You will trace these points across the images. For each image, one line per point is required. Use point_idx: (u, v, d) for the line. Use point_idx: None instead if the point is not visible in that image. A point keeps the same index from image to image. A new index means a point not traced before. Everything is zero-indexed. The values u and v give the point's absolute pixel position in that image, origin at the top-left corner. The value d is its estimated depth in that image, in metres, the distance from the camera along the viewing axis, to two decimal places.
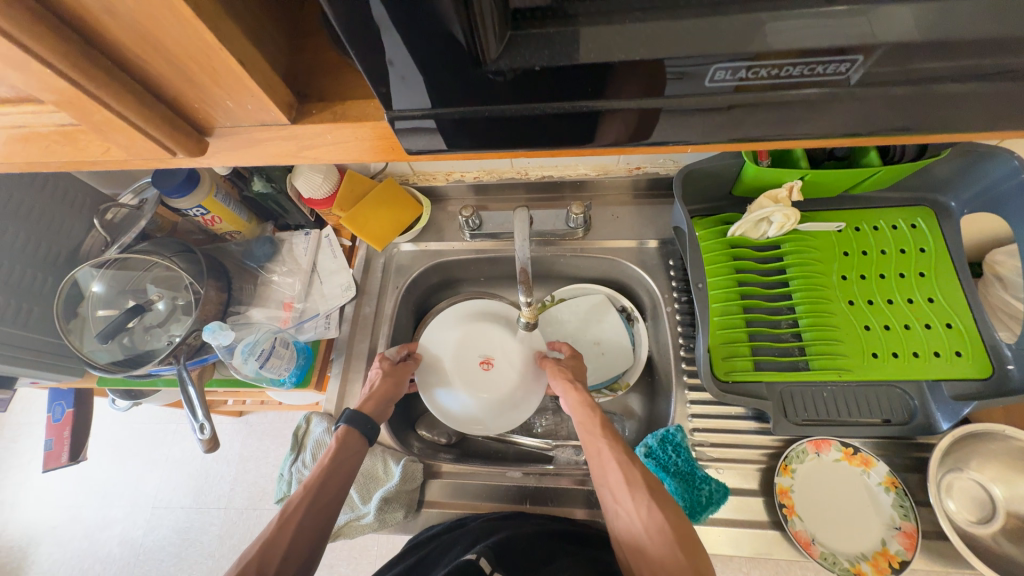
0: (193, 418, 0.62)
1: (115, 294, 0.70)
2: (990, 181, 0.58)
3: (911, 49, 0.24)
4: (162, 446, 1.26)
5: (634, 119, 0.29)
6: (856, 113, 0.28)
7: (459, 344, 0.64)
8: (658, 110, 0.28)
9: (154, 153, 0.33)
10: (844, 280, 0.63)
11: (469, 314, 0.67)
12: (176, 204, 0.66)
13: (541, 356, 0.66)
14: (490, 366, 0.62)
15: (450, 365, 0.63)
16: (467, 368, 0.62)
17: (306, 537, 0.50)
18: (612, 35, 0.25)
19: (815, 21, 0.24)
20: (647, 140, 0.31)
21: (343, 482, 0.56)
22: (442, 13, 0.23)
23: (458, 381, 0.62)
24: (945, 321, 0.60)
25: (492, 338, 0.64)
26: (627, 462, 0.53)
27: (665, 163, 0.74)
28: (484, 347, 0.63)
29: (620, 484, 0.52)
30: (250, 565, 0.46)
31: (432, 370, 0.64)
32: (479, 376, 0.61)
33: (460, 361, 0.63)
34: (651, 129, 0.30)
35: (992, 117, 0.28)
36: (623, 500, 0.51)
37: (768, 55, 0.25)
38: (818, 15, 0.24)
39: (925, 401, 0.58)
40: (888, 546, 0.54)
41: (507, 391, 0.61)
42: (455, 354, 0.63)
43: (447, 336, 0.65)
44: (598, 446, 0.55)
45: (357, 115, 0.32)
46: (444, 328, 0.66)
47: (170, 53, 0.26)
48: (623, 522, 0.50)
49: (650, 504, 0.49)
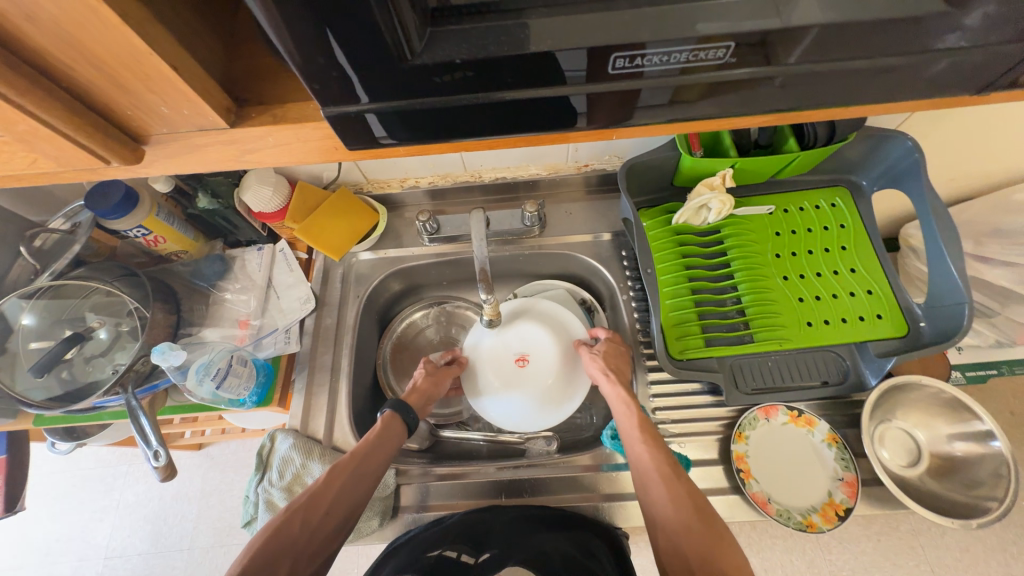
0: (146, 446, 0.59)
1: (50, 325, 0.65)
2: (891, 160, 0.65)
3: (814, 32, 0.28)
4: (112, 491, 1.17)
5: (583, 104, 0.32)
6: (759, 96, 0.32)
7: (494, 348, 0.65)
8: (641, 89, 0.31)
9: (84, 163, 0.32)
10: (778, 257, 0.69)
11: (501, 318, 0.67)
12: (113, 225, 0.63)
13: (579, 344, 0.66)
14: (527, 362, 0.63)
15: (490, 371, 0.64)
16: (506, 370, 0.63)
17: (348, 497, 0.53)
18: (518, 29, 0.27)
19: (704, 15, 0.27)
20: (630, 121, 0.34)
21: (384, 457, 0.58)
22: (366, 9, 0.24)
23: (502, 383, 0.63)
24: (865, 287, 0.66)
25: (523, 336, 0.65)
26: (670, 471, 0.52)
27: (610, 160, 0.78)
28: (519, 345, 0.65)
29: (658, 488, 0.52)
30: (293, 516, 0.50)
31: (476, 376, 0.65)
32: (520, 373, 0.63)
33: (500, 363, 0.64)
34: (636, 106, 0.33)
35: (867, 96, 0.32)
36: (661, 505, 0.50)
37: (662, 43, 0.28)
38: (706, 9, 0.27)
39: (856, 361, 0.63)
40: (834, 496, 0.59)
41: (549, 384, 0.62)
42: (491, 358, 0.65)
43: (482, 343, 0.66)
44: (639, 447, 0.55)
45: (297, 116, 0.33)
46: (482, 334, 0.67)
47: (96, 59, 0.26)
48: (658, 523, 0.50)
49: (687, 509, 0.49)
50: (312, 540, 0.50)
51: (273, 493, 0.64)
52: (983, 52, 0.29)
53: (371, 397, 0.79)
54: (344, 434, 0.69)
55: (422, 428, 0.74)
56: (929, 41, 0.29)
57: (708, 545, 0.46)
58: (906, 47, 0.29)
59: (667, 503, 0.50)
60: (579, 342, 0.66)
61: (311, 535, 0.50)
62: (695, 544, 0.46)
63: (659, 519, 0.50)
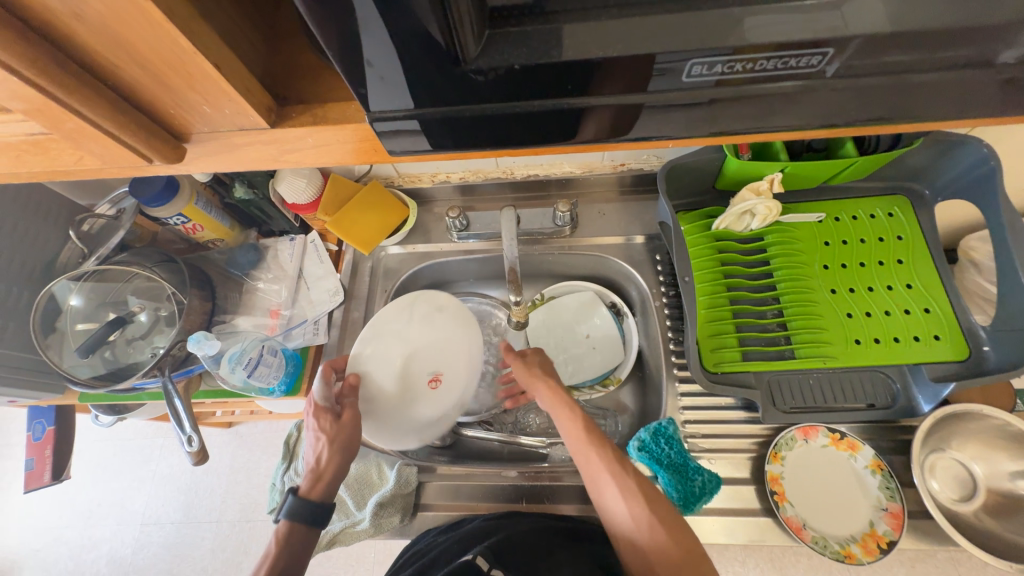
0: (181, 430, 0.61)
1: (95, 307, 0.68)
2: (960, 169, 0.60)
3: (902, 36, 0.25)
4: (148, 462, 1.23)
5: (619, 114, 0.30)
6: (827, 104, 0.29)
7: (405, 355, 0.56)
8: (639, 105, 0.29)
9: (129, 161, 0.33)
10: (826, 269, 0.65)
11: (424, 320, 0.59)
12: (155, 213, 0.64)
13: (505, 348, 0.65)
14: (439, 383, 0.56)
15: (394, 381, 0.55)
16: (415, 384, 0.55)
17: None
18: (587, 32, 0.26)
19: (786, 17, 0.25)
20: (627, 136, 0.32)
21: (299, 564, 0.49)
22: (419, 12, 0.23)
23: (396, 395, 0.54)
24: (923, 305, 0.61)
25: (441, 348, 0.58)
26: (619, 470, 0.52)
27: (648, 159, 0.75)
28: (439, 364, 0.57)
29: (613, 491, 0.51)
30: None
31: (368, 373, 0.56)
32: (423, 394, 0.55)
33: (407, 373, 0.55)
34: (630, 126, 0.31)
35: (953, 106, 0.29)
36: (620, 516, 0.51)
37: (746, 49, 0.26)
38: (788, 11, 0.25)
39: (907, 384, 0.59)
40: (876, 527, 0.55)
41: (454, 408, 0.58)
42: (400, 362, 0.56)
43: (390, 348, 0.56)
44: (585, 457, 0.54)
45: (338, 117, 0.32)
46: (393, 328, 0.57)
47: (142, 58, 0.26)
48: (620, 530, 0.51)
49: (644, 514, 0.50)
50: None
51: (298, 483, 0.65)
52: None
53: None
54: None
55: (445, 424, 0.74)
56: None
57: (672, 551, 0.47)
58: (1007, 50, 0.26)
59: (626, 512, 0.50)
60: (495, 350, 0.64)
61: None
62: (660, 554, 0.47)
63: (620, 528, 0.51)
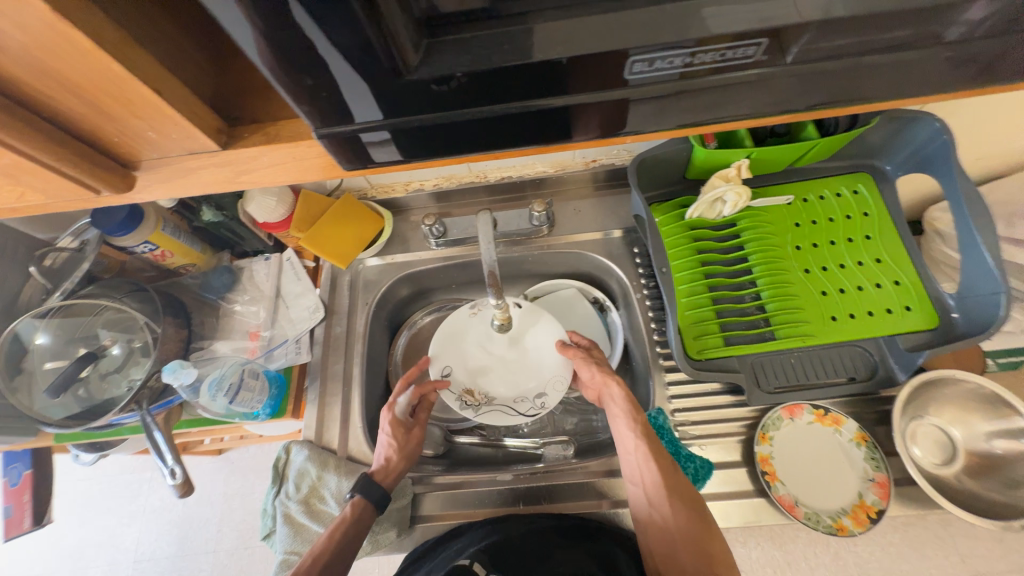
0: (163, 463, 0.59)
1: (63, 344, 0.65)
2: (917, 143, 0.62)
3: (841, 24, 0.26)
4: (137, 497, 1.19)
5: (609, 109, 0.30)
6: (773, 92, 0.30)
7: (489, 385, 0.66)
8: (625, 98, 0.29)
9: (77, 192, 0.32)
10: (798, 250, 0.66)
11: (552, 386, 0.65)
12: (119, 242, 0.62)
13: (565, 346, 0.65)
14: (490, 366, 0.67)
15: (461, 372, 0.67)
16: (473, 369, 0.67)
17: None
18: (524, 36, 0.26)
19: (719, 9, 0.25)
20: (623, 131, 0.33)
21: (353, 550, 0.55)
22: (353, 26, 0.23)
23: (469, 362, 0.68)
24: (892, 278, 0.63)
25: (508, 380, 0.66)
26: (668, 467, 0.54)
27: (618, 154, 0.75)
28: (485, 407, 0.65)
29: (658, 487, 0.53)
30: None
31: (498, 338, 0.68)
32: (462, 380, 0.67)
33: (497, 369, 0.67)
34: (625, 120, 0.32)
35: (899, 87, 0.30)
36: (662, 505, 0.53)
37: (715, 39, 0.26)
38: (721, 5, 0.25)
39: (884, 356, 0.61)
40: (865, 498, 0.57)
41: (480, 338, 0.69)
42: (517, 369, 0.67)
43: (483, 377, 0.67)
44: (633, 447, 0.56)
45: (291, 134, 0.31)
46: (547, 356, 0.66)
47: (76, 87, 0.25)
48: (654, 522, 0.53)
49: (685, 509, 0.52)
50: None
51: (290, 506, 0.63)
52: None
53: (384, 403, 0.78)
54: (358, 444, 0.69)
55: (436, 433, 0.74)
56: (973, 23, 0.26)
57: (704, 546, 0.50)
58: (942, 28, 0.27)
59: (670, 505, 0.52)
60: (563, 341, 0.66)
61: None
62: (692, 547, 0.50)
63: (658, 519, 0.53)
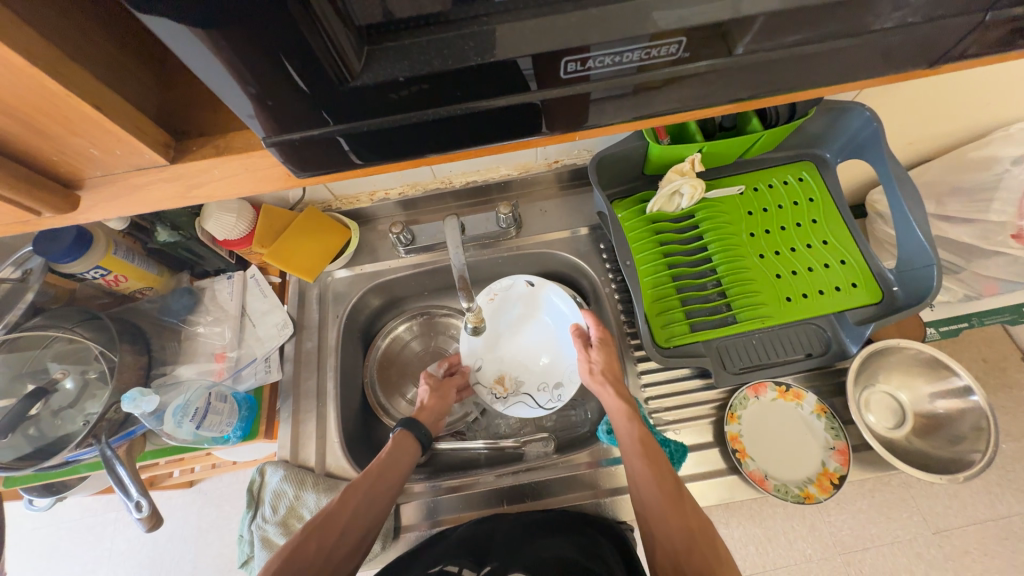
0: (128, 497, 0.56)
1: (8, 382, 0.61)
2: (851, 131, 0.66)
3: (760, 21, 0.28)
4: (101, 540, 1.12)
5: (570, 105, 0.32)
6: (712, 85, 0.32)
7: (513, 374, 0.72)
8: (584, 93, 0.31)
9: (15, 215, 0.30)
10: (752, 237, 0.70)
11: (570, 375, 0.70)
12: (67, 269, 0.59)
13: (580, 334, 0.69)
14: (513, 357, 0.73)
15: (488, 362, 0.73)
16: (499, 359, 0.73)
17: (362, 519, 0.54)
18: (464, 40, 0.26)
19: (653, 8, 0.27)
20: (585, 124, 0.34)
21: (398, 475, 0.59)
22: (291, 34, 0.23)
23: (497, 352, 0.73)
24: (838, 258, 0.68)
25: (530, 369, 0.72)
26: (670, 488, 0.52)
27: (579, 154, 0.78)
28: (512, 397, 0.70)
29: (659, 508, 0.51)
30: (309, 537, 0.51)
31: (518, 326, 0.75)
32: (491, 371, 0.72)
33: (522, 360, 0.73)
34: (587, 114, 0.33)
35: (820, 76, 0.33)
36: (653, 509, 0.51)
37: (668, 34, 0.28)
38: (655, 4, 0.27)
39: (836, 330, 0.65)
40: (827, 466, 0.60)
41: (501, 326, 0.74)
42: (537, 357, 0.73)
43: (507, 366, 0.73)
44: (632, 460, 0.55)
45: (242, 146, 0.31)
46: (567, 343, 0.72)
47: (9, 106, 0.24)
48: (655, 543, 0.50)
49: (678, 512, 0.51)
50: (331, 556, 0.51)
51: (268, 528, 0.61)
52: (933, 25, 0.30)
53: (361, 417, 0.77)
54: (336, 459, 0.68)
55: None
56: (876, 17, 0.29)
57: (699, 551, 0.48)
58: (853, 22, 0.29)
59: (662, 509, 0.51)
60: (579, 327, 0.70)
61: (331, 551, 0.51)
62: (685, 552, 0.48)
63: (651, 523, 0.51)
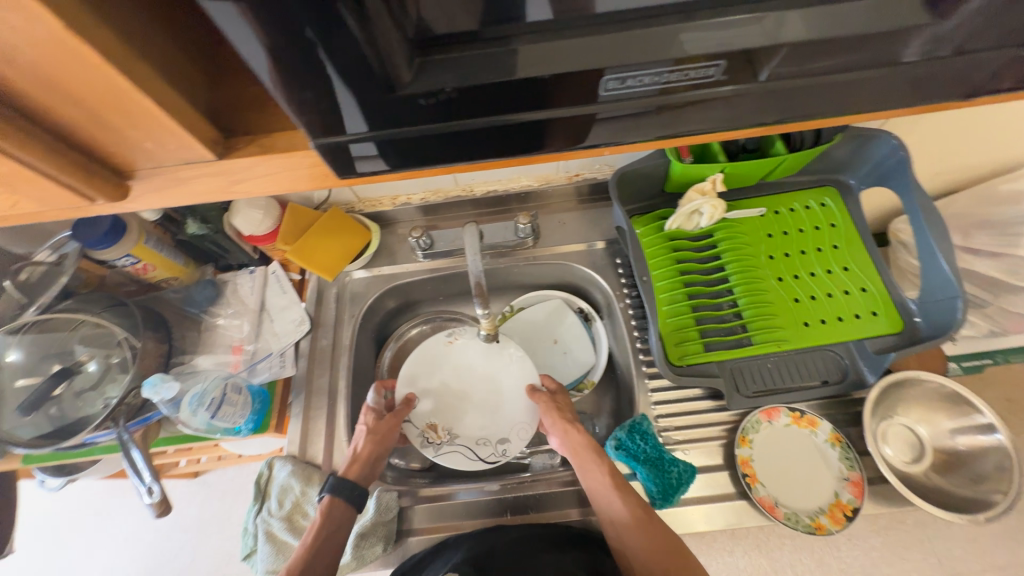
0: (139, 482, 0.57)
1: (36, 361, 0.63)
2: (876, 159, 0.66)
3: (787, 48, 0.28)
4: (106, 525, 1.14)
5: (573, 124, 0.32)
6: (740, 109, 0.33)
7: (449, 420, 0.66)
8: (592, 114, 0.31)
9: (70, 201, 0.32)
10: (771, 259, 0.69)
11: (516, 433, 0.65)
12: (100, 255, 0.61)
13: (532, 388, 0.66)
14: (453, 402, 0.67)
15: (425, 404, 0.67)
16: (438, 403, 0.67)
17: None
18: (510, 54, 0.27)
19: (701, 30, 0.27)
20: (583, 143, 0.34)
21: (330, 555, 0.55)
22: (352, 42, 0.24)
23: (442, 396, 0.67)
24: (859, 285, 0.67)
25: (468, 419, 0.66)
26: (644, 520, 0.54)
27: (600, 169, 0.78)
28: (445, 446, 0.65)
29: (638, 540, 0.53)
30: None
31: (464, 369, 0.68)
32: (427, 415, 0.66)
33: (462, 407, 0.67)
34: (585, 135, 0.34)
35: (851, 104, 0.33)
36: (636, 549, 0.53)
37: (693, 59, 0.28)
38: (703, 25, 0.27)
39: (854, 359, 0.63)
40: (840, 497, 0.59)
41: (447, 367, 0.68)
42: (482, 407, 0.67)
43: (445, 411, 0.66)
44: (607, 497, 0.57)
45: (285, 146, 0.32)
46: (517, 397, 0.67)
47: (77, 98, 0.26)
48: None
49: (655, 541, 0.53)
50: None
51: (273, 523, 0.63)
52: (965, 58, 0.30)
53: None
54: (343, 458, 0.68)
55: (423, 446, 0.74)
56: (912, 48, 0.29)
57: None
58: (890, 54, 0.29)
59: (642, 545, 0.53)
60: (534, 387, 0.66)
61: None
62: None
63: (632, 558, 0.53)
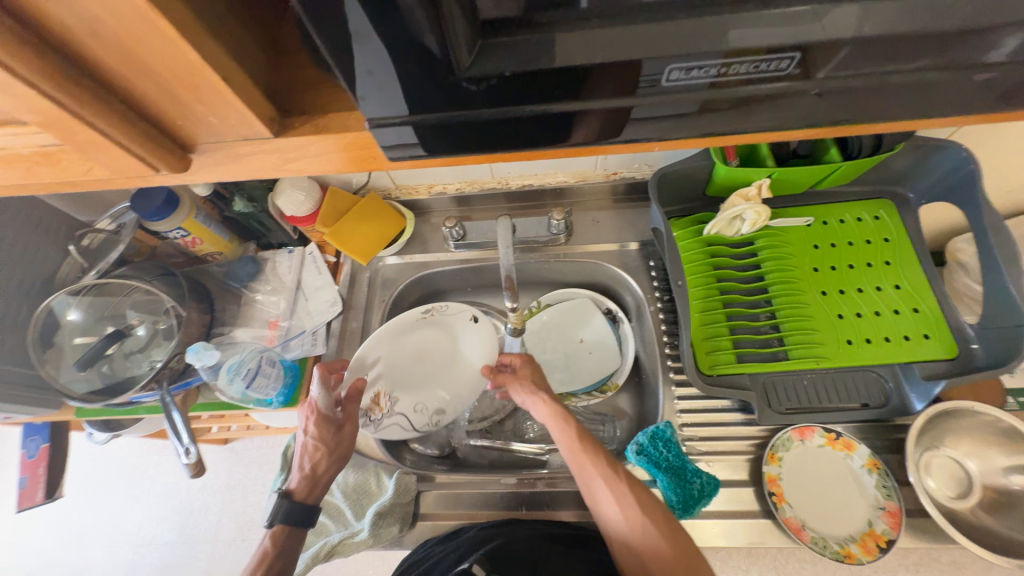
0: (179, 442, 0.61)
1: (93, 321, 0.68)
2: (941, 172, 0.62)
3: (851, 46, 0.27)
4: (142, 480, 1.21)
5: (608, 117, 0.31)
6: (803, 109, 0.31)
7: (394, 391, 0.69)
8: (631, 107, 0.30)
9: (137, 170, 0.34)
10: (816, 272, 0.66)
11: (453, 407, 0.71)
12: (155, 226, 0.65)
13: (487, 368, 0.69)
14: (403, 375, 0.70)
15: (376, 376, 0.69)
16: (390, 374, 0.69)
17: None
18: (572, 40, 0.27)
19: (774, 22, 0.26)
20: (621, 136, 0.33)
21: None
22: (417, 23, 0.25)
23: (395, 364, 0.70)
24: (911, 305, 0.63)
25: (412, 391, 0.70)
26: (614, 480, 0.54)
27: (639, 169, 0.77)
28: (385, 419, 0.67)
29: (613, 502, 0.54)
30: None
31: (423, 343, 0.73)
32: (376, 387, 0.68)
33: (409, 380, 0.70)
34: (623, 126, 0.32)
35: (927, 109, 0.31)
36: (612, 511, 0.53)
37: (743, 53, 0.27)
38: (776, 16, 0.26)
39: (900, 382, 0.60)
40: (874, 527, 0.56)
41: (407, 342, 0.71)
42: (431, 380, 0.71)
43: (393, 383, 0.69)
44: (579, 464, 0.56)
45: (338, 126, 0.33)
46: (463, 373, 0.72)
47: (151, 70, 0.27)
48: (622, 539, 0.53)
49: (652, 530, 0.51)
50: None
51: None
52: None
53: None
54: (366, 438, 0.70)
55: (443, 433, 0.75)
56: (1003, 49, 0.27)
57: (680, 565, 0.49)
58: (977, 55, 0.27)
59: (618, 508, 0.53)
60: (489, 369, 0.68)
61: None
62: (669, 574, 0.49)
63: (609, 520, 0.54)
